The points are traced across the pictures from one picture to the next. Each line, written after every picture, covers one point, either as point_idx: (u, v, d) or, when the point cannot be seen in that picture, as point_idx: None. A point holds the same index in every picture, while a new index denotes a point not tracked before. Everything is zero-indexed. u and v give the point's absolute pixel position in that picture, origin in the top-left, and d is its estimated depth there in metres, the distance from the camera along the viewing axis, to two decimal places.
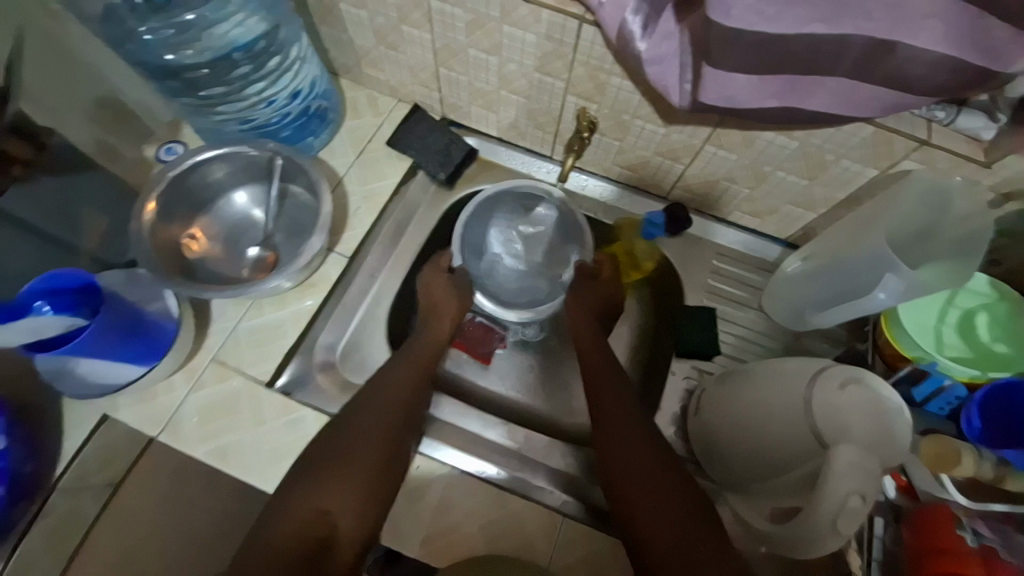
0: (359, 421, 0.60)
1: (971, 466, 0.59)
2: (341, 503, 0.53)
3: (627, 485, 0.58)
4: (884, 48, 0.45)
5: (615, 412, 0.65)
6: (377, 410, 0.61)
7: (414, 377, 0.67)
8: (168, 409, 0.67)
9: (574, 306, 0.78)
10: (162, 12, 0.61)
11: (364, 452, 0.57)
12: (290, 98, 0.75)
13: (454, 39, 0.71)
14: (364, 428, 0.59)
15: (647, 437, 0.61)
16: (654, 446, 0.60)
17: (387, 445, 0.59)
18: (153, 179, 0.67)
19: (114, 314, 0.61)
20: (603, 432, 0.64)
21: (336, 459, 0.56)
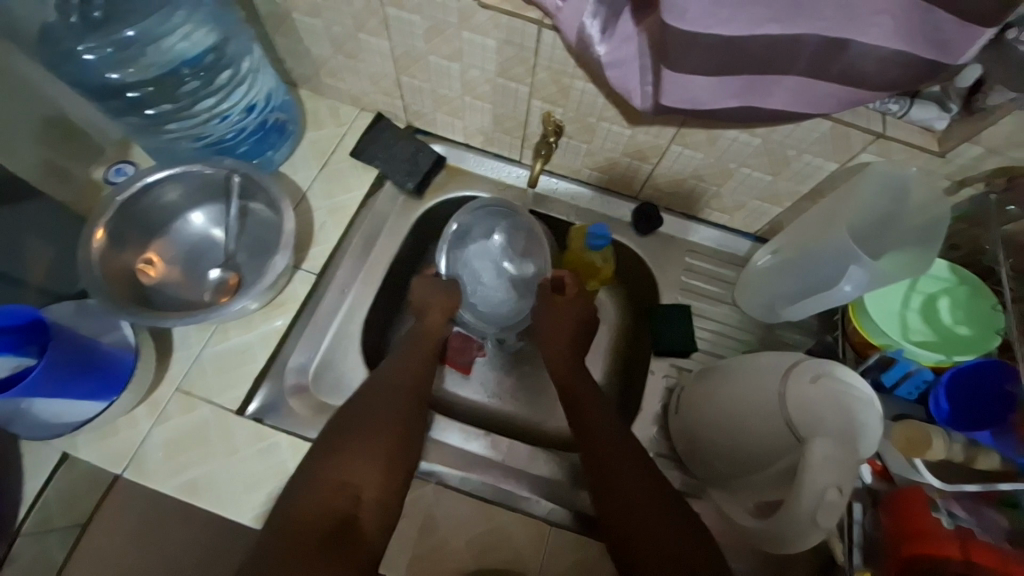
0: (371, 406, 0.62)
1: (943, 450, 0.60)
2: (359, 483, 0.55)
3: (612, 490, 0.58)
4: (836, 46, 0.45)
5: (595, 417, 0.65)
6: (387, 396, 0.63)
7: (419, 366, 0.69)
8: (132, 444, 0.64)
9: (550, 324, 0.75)
10: (100, 28, 0.58)
11: (378, 437, 0.59)
12: (246, 112, 0.73)
13: (413, 46, 0.69)
14: (376, 413, 0.61)
15: (622, 445, 0.61)
16: (628, 453, 0.60)
17: (400, 429, 0.61)
18: (100, 206, 0.64)
19: (62, 354, 0.57)
20: (586, 432, 0.65)
21: (349, 446, 0.57)
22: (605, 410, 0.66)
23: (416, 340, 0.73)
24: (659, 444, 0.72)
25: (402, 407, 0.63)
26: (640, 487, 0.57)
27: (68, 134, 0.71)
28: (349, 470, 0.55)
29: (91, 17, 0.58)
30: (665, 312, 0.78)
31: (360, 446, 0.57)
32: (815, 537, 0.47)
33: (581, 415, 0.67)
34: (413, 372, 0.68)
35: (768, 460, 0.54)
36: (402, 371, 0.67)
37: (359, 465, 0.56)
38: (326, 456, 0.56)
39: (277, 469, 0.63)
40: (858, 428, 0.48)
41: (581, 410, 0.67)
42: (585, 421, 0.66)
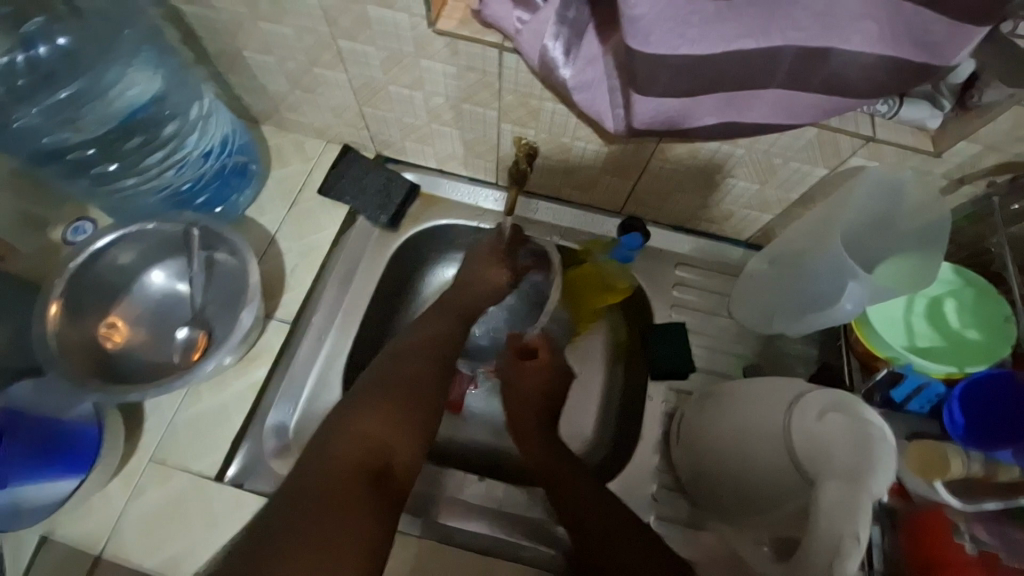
0: (403, 371, 0.61)
1: (961, 469, 0.56)
2: (396, 439, 0.54)
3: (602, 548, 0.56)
4: (816, 56, 0.42)
5: (572, 480, 0.63)
6: (414, 367, 0.62)
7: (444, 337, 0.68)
8: (106, 524, 0.61)
9: (529, 370, 0.72)
10: (30, 96, 0.57)
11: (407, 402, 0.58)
12: (202, 159, 0.69)
13: (372, 77, 0.66)
14: (405, 382, 0.60)
15: (608, 508, 0.59)
16: (612, 508, 0.59)
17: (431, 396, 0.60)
18: (54, 275, 0.60)
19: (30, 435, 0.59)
20: (566, 489, 0.62)
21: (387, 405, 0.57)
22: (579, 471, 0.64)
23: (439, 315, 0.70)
24: (663, 475, 0.68)
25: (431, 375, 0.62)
26: (636, 547, 0.55)
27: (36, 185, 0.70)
28: (385, 430, 0.54)
29: (18, 83, 0.57)
30: (659, 332, 0.75)
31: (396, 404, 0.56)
32: None
33: (554, 467, 0.65)
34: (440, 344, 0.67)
35: (783, 497, 0.51)
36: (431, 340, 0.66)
37: (396, 422, 0.55)
38: (361, 413, 0.55)
39: None
40: (873, 467, 0.45)
41: (552, 469, 0.65)
42: (557, 480, 0.63)
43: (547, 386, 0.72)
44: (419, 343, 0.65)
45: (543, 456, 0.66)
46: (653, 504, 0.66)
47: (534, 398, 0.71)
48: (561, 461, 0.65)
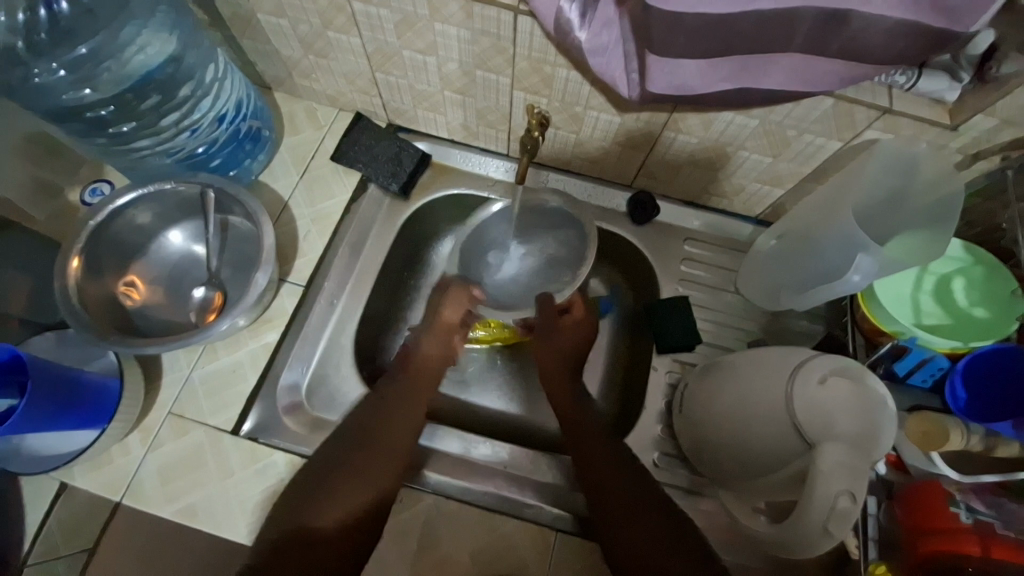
0: (355, 445, 0.60)
1: (960, 442, 0.58)
2: (317, 512, 0.55)
3: (607, 505, 0.57)
4: (835, 18, 0.42)
5: (590, 441, 0.63)
6: (370, 437, 0.61)
7: (412, 409, 0.65)
8: (125, 473, 0.63)
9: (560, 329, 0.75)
10: (49, 51, 0.56)
11: (347, 479, 0.57)
12: (216, 123, 0.69)
13: (386, 42, 0.65)
14: (350, 458, 0.59)
15: (624, 474, 0.59)
16: (627, 475, 0.59)
17: (383, 470, 0.59)
18: (73, 233, 0.61)
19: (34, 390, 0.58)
20: (584, 448, 0.63)
21: (328, 476, 0.57)
22: (600, 434, 0.64)
23: (415, 371, 0.70)
24: (665, 443, 0.69)
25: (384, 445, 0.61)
26: (642, 514, 0.56)
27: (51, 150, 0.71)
28: (312, 504, 0.55)
29: (40, 40, 0.56)
30: (663, 305, 0.75)
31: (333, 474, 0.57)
32: (827, 545, 0.46)
33: (577, 428, 0.66)
34: (406, 418, 0.64)
35: (780, 462, 0.52)
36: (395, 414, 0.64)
37: (321, 501, 0.55)
38: (304, 498, 0.56)
39: (273, 487, 0.62)
40: (874, 431, 0.47)
41: (576, 428, 0.66)
42: (579, 442, 0.64)
43: (574, 357, 0.74)
44: (381, 414, 0.63)
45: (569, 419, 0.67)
46: (654, 469, 0.68)
47: (565, 362, 0.73)
48: (583, 427, 0.65)
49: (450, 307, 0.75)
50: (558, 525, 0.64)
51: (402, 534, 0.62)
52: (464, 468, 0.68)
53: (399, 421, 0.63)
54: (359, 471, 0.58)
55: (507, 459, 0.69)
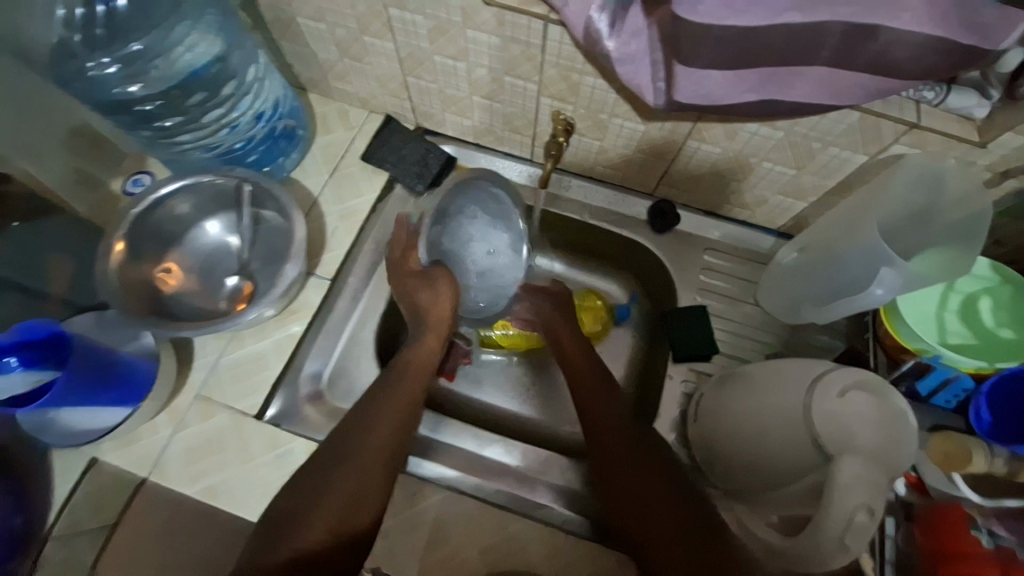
0: (336, 462, 0.57)
1: (983, 464, 0.57)
2: (302, 535, 0.51)
3: (633, 506, 0.57)
4: (863, 32, 0.42)
5: (614, 442, 0.62)
6: (351, 455, 0.57)
7: (395, 419, 0.61)
8: (153, 451, 0.66)
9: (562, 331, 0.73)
10: (104, 47, 0.60)
11: (326, 501, 0.54)
12: (254, 121, 0.73)
13: (419, 47, 0.68)
14: (330, 478, 0.56)
15: (654, 470, 0.58)
16: (642, 467, 0.59)
17: (365, 488, 0.56)
18: (116, 219, 0.65)
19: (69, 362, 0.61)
20: (607, 449, 0.62)
21: (311, 492, 0.55)
22: (624, 432, 0.63)
23: (408, 373, 0.66)
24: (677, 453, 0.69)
25: (370, 454, 0.58)
26: (672, 512, 0.54)
27: (93, 142, 0.74)
28: (296, 526, 0.52)
29: (97, 35, 0.60)
30: (680, 314, 0.75)
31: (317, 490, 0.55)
32: (840, 560, 0.45)
33: (599, 431, 0.64)
34: (391, 430, 0.60)
35: (795, 473, 0.52)
36: (379, 425, 0.60)
37: (305, 521, 0.52)
38: (288, 519, 0.53)
39: (290, 475, 0.64)
40: (890, 446, 0.46)
41: (597, 432, 0.64)
42: (601, 448, 0.63)
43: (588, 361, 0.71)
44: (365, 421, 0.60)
45: (591, 424, 0.65)
46: None
47: (591, 367, 0.70)
48: (605, 431, 0.64)
49: (438, 298, 0.69)
50: (568, 526, 0.65)
51: (414, 527, 0.64)
52: (478, 466, 0.69)
53: (382, 432, 0.59)
54: (338, 493, 0.54)
55: (521, 459, 0.70)
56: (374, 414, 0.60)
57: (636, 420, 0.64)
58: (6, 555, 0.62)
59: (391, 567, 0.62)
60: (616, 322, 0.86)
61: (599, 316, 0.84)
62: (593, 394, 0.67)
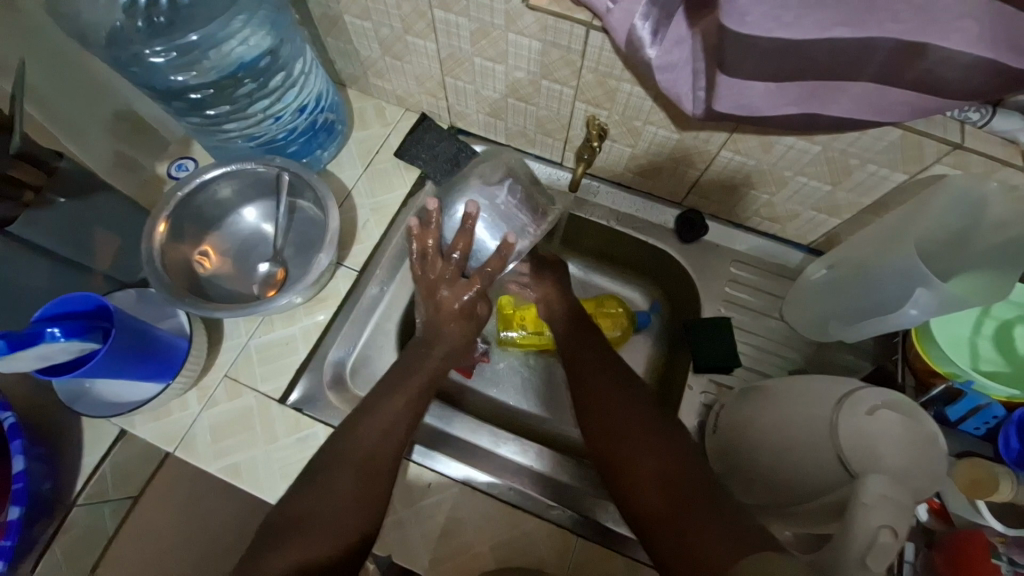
0: (343, 463, 0.56)
1: (1010, 493, 0.55)
2: (314, 540, 0.50)
3: (661, 510, 0.51)
4: (913, 50, 0.42)
5: (635, 440, 0.57)
6: (359, 456, 0.57)
7: (401, 419, 0.61)
8: (182, 426, 0.68)
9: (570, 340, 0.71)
10: (164, 35, 0.62)
11: (336, 505, 0.53)
12: (297, 113, 0.75)
13: (459, 49, 0.69)
14: (337, 482, 0.55)
15: (686, 470, 0.53)
16: (660, 451, 0.55)
17: (372, 494, 0.55)
18: (162, 200, 0.67)
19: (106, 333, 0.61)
20: (624, 448, 0.57)
21: (319, 495, 0.54)
22: (646, 429, 0.58)
23: (411, 375, 0.66)
24: None
25: (378, 456, 0.57)
26: (685, 491, 0.50)
27: (135, 126, 0.78)
28: (306, 529, 0.51)
29: (157, 23, 0.62)
30: (704, 325, 0.75)
31: (324, 492, 0.54)
32: None
33: (613, 432, 0.59)
34: (398, 431, 0.60)
35: (818, 490, 0.51)
36: (386, 426, 0.60)
37: (315, 527, 0.51)
38: (298, 523, 0.52)
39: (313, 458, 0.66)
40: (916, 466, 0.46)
41: (611, 432, 0.59)
42: (613, 452, 0.57)
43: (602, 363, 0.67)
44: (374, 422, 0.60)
45: (603, 425, 0.60)
46: None
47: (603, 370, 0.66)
48: (624, 430, 0.58)
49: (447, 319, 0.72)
50: (578, 529, 0.64)
51: (428, 517, 0.64)
52: (493, 463, 0.70)
53: (389, 432, 0.59)
54: (346, 497, 0.54)
55: (534, 459, 0.71)
56: (380, 413, 0.61)
57: (660, 418, 0.59)
58: (38, 517, 0.66)
59: (404, 556, 0.62)
60: (637, 330, 0.87)
61: (619, 322, 0.85)
62: (607, 393, 0.63)
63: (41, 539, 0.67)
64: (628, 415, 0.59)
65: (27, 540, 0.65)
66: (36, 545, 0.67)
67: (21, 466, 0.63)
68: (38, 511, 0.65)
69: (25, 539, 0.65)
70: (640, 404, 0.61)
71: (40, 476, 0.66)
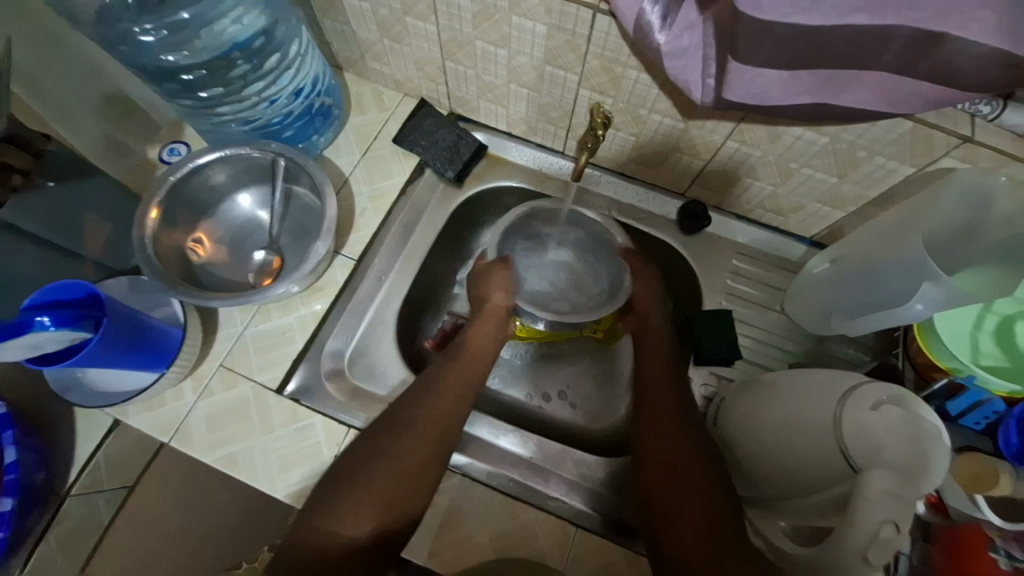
0: (395, 441, 0.58)
1: (1010, 486, 0.57)
2: (354, 517, 0.53)
3: (687, 534, 0.55)
4: (930, 39, 0.41)
5: (676, 465, 0.60)
6: (409, 433, 0.58)
7: (450, 409, 0.62)
8: (177, 416, 0.66)
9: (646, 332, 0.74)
10: (154, 11, 0.60)
11: (383, 482, 0.55)
12: (293, 96, 0.73)
13: (461, 31, 0.67)
14: (385, 457, 0.57)
15: (722, 506, 0.56)
16: (681, 474, 0.59)
17: (413, 480, 0.57)
18: (154, 184, 0.65)
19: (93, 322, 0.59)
20: (663, 463, 0.61)
21: (368, 468, 0.56)
22: (672, 455, 0.61)
23: (459, 360, 0.67)
24: None
25: (428, 441, 0.59)
26: (699, 511, 0.56)
27: (127, 109, 0.76)
28: (350, 503, 0.54)
29: None
30: (706, 317, 0.74)
31: (371, 467, 0.56)
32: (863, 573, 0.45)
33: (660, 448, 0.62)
34: (444, 420, 0.61)
35: (820, 484, 0.51)
36: (433, 410, 0.61)
37: (358, 503, 0.54)
38: (343, 493, 0.54)
39: (310, 448, 0.65)
40: (923, 464, 0.45)
41: (657, 444, 0.63)
42: (666, 470, 0.60)
43: (654, 351, 0.72)
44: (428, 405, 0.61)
45: (658, 446, 0.62)
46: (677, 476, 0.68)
47: (668, 364, 0.70)
48: (671, 458, 0.61)
49: (493, 290, 0.73)
50: (579, 521, 0.65)
51: (428, 509, 0.64)
52: (493, 454, 0.69)
53: (439, 420, 0.60)
54: (391, 476, 0.55)
55: (534, 450, 0.70)
56: (435, 400, 0.62)
57: (697, 443, 0.62)
58: (30, 507, 0.67)
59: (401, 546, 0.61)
60: None
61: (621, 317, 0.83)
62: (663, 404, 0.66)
63: (36, 528, 0.68)
64: (672, 429, 0.63)
65: (21, 529, 0.67)
66: (31, 534, 0.68)
67: (12, 457, 0.64)
68: (29, 501, 0.67)
69: (18, 528, 0.66)
70: (676, 418, 0.64)
71: (31, 469, 0.67)
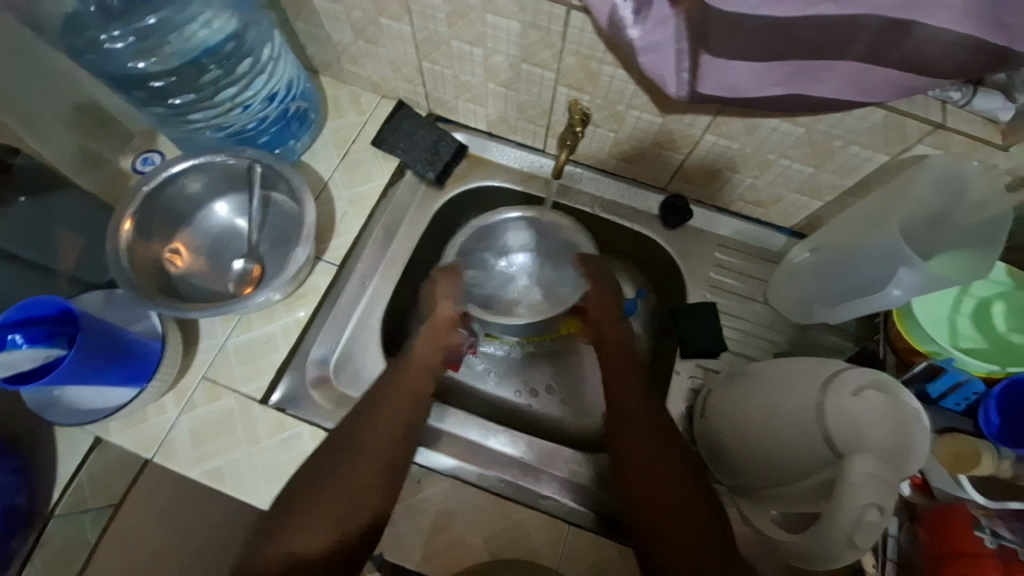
0: (353, 447, 0.59)
1: (990, 465, 0.59)
2: (315, 529, 0.53)
3: (671, 533, 0.56)
4: (897, 28, 0.41)
5: (653, 466, 0.60)
6: (364, 441, 0.59)
7: (409, 413, 0.63)
8: (159, 431, 0.65)
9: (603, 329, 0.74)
10: (121, 18, 0.59)
11: (343, 490, 0.56)
12: (267, 101, 0.72)
13: (436, 31, 0.66)
14: (342, 467, 0.57)
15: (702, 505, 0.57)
16: (666, 474, 0.60)
17: (373, 485, 0.57)
18: (127, 196, 0.64)
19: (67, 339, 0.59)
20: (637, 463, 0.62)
21: (328, 479, 0.56)
22: (653, 454, 0.61)
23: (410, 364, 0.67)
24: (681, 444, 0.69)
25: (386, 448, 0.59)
26: (686, 510, 0.57)
27: (99, 119, 0.74)
28: (310, 517, 0.54)
29: (113, 6, 0.59)
30: (692, 310, 0.74)
31: (330, 478, 0.56)
32: (847, 556, 0.46)
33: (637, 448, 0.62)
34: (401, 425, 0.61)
35: (806, 471, 0.51)
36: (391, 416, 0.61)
37: (318, 516, 0.54)
38: (302, 506, 0.55)
39: (298, 458, 0.64)
40: (904, 447, 0.46)
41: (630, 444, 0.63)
42: (642, 470, 0.61)
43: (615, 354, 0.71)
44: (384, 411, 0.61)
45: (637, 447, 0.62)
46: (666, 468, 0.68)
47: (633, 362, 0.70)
48: (649, 458, 0.61)
49: (439, 300, 0.73)
50: (570, 518, 0.65)
51: (418, 513, 0.63)
52: (483, 456, 0.69)
53: (395, 422, 0.61)
54: (350, 484, 0.56)
55: (524, 450, 0.69)
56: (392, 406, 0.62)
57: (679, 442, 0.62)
58: (12, 530, 0.66)
59: (395, 552, 0.62)
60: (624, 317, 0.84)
61: None
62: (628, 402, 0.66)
63: (21, 550, 0.68)
64: (647, 431, 0.63)
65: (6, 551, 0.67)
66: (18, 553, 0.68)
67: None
68: (9, 525, 0.66)
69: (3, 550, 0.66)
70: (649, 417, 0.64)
71: (11, 492, 0.66)
